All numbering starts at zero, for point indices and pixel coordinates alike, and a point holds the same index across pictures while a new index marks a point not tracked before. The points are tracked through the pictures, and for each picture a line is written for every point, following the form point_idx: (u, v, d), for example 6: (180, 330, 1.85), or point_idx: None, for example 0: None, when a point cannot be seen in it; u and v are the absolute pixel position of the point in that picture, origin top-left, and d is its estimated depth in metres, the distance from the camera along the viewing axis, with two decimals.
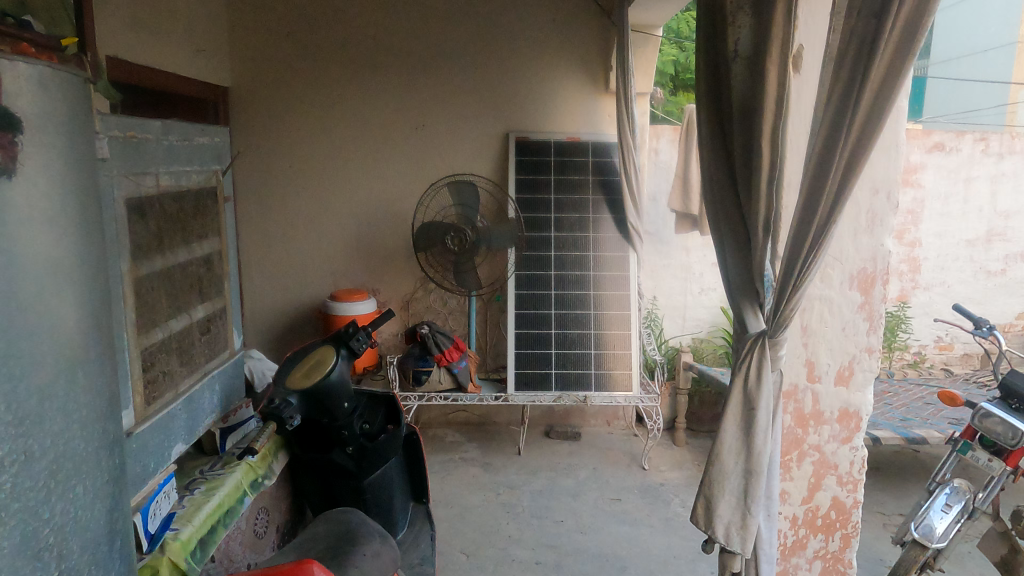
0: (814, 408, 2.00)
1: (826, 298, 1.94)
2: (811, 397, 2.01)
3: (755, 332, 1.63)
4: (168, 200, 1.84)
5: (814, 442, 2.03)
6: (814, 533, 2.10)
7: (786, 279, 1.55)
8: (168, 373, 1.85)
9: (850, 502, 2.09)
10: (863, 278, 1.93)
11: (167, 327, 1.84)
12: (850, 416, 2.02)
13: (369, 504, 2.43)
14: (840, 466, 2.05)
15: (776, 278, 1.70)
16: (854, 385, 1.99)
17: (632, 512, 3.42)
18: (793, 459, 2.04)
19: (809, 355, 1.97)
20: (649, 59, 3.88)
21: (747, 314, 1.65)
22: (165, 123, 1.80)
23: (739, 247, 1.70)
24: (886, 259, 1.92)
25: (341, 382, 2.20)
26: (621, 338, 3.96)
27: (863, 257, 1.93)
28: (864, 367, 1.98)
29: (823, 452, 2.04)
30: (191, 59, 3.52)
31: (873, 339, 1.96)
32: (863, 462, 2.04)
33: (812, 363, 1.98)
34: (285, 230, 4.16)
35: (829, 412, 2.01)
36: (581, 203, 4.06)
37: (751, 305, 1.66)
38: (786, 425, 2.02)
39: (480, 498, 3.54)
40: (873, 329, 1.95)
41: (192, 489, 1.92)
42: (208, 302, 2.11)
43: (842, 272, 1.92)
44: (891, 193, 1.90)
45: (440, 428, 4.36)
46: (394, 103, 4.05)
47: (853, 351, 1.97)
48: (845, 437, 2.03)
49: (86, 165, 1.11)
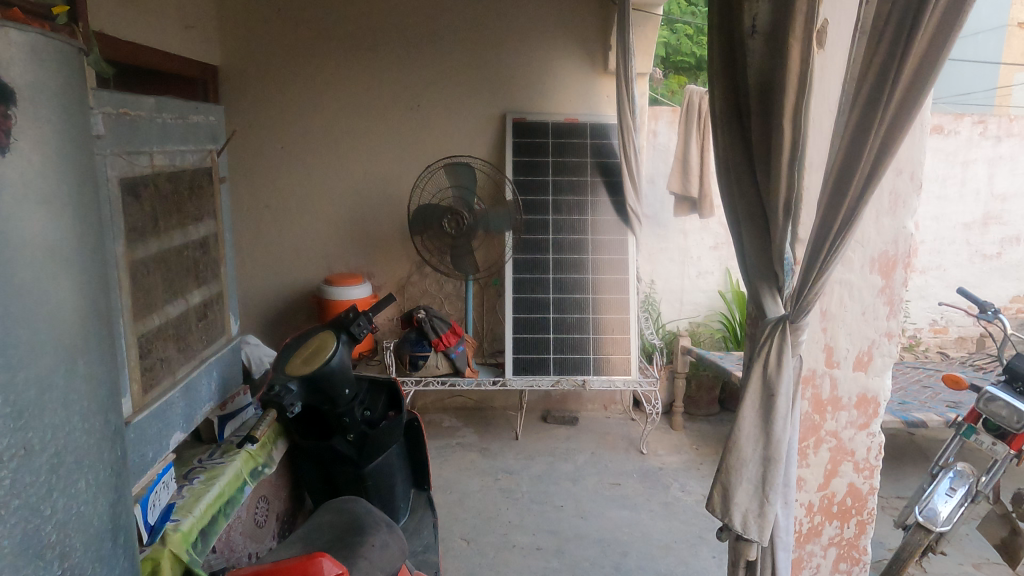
0: (832, 393, 1.98)
1: (847, 282, 1.91)
2: (829, 382, 1.98)
3: (774, 316, 1.60)
4: (163, 181, 1.78)
5: (831, 428, 2.01)
6: (829, 520, 2.09)
7: (810, 264, 1.51)
8: (166, 360, 1.80)
9: (866, 489, 2.08)
10: (884, 262, 1.90)
11: (163, 313, 1.78)
12: (868, 402, 2.00)
13: (370, 492, 2.40)
14: (857, 452, 2.03)
15: (797, 262, 1.66)
16: (872, 370, 1.97)
17: (632, 496, 3.41)
18: (810, 446, 2.02)
19: (827, 340, 1.94)
20: (649, 38, 3.81)
21: (766, 298, 1.62)
22: (158, 99, 1.72)
23: (757, 229, 1.66)
24: (907, 242, 1.89)
25: (342, 368, 2.17)
26: (619, 322, 3.93)
27: (885, 239, 1.90)
28: (882, 352, 1.96)
29: (840, 438, 2.02)
30: (178, 35, 3.42)
31: (893, 324, 1.94)
32: (881, 448, 2.03)
33: (830, 348, 1.95)
34: (279, 213, 4.08)
35: (847, 398, 1.99)
36: (579, 185, 4.00)
37: (770, 289, 1.62)
38: (804, 411, 1.99)
39: (478, 484, 3.51)
40: (892, 313, 1.93)
41: (192, 479, 1.88)
42: (204, 287, 2.04)
43: (863, 256, 1.90)
44: (913, 174, 1.87)
45: (436, 413, 4.33)
46: (391, 81, 3.96)
47: (873, 336, 1.94)
48: (863, 424, 2.01)
49: (82, 140, 1.05)
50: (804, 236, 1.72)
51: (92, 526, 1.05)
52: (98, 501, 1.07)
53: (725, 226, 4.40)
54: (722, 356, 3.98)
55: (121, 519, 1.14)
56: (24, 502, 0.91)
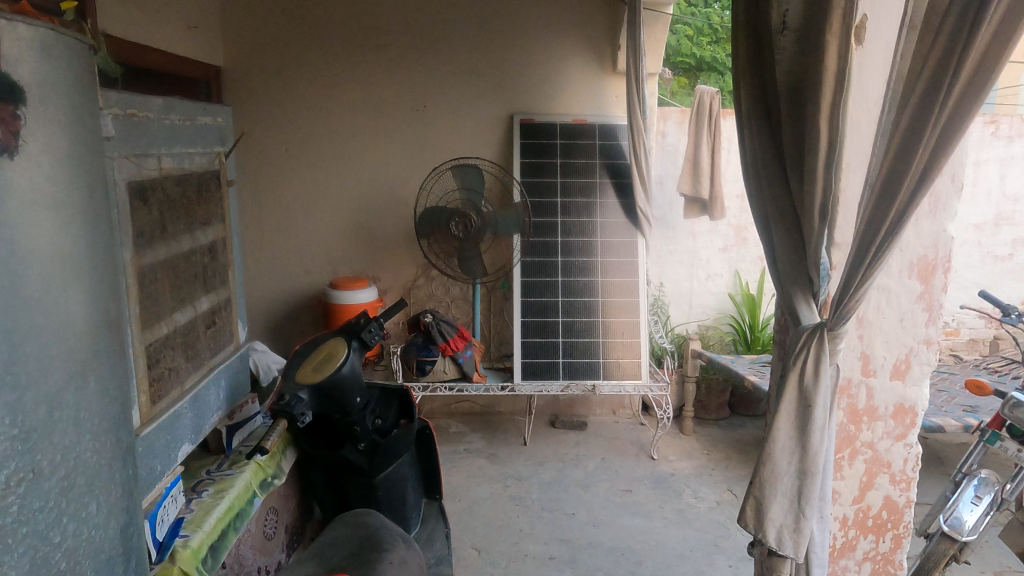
0: (869, 403, 1.93)
1: (886, 288, 1.85)
2: (865, 392, 1.93)
3: (810, 323, 1.59)
4: (171, 184, 1.72)
5: (867, 439, 1.96)
6: (864, 534, 2.03)
7: (852, 272, 1.49)
8: (174, 369, 1.74)
9: (902, 502, 2.02)
10: (923, 266, 1.85)
11: (170, 321, 1.72)
12: (905, 412, 1.94)
13: (381, 502, 2.34)
14: (894, 464, 1.98)
15: (832, 266, 1.62)
16: (910, 378, 1.92)
17: (644, 503, 3.35)
18: (846, 457, 1.97)
19: (864, 348, 1.89)
20: (659, 38, 3.77)
21: (801, 306, 1.61)
22: (165, 100, 1.66)
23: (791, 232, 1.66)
24: (948, 247, 1.84)
25: (353, 375, 2.13)
26: (628, 325, 3.87)
27: (925, 243, 1.84)
28: (921, 360, 1.91)
29: (877, 449, 1.96)
30: (180, 35, 3.38)
31: (931, 331, 1.89)
32: (918, 459, 1.98)
33: (866, 356, 1.90)
34: (283, 216, 4.02)
35: (884, 407, 1.94)
36: (588, 186, 3.95)
37: (804, 296, 1.62)
38: (840, 422, 1.94)
39: (488, 491, 3.45)
40: (931, 320, 1.88)
41: (200, 492, 1.84)
42: (213, 294, 1.98)
43: (903, 261, 1.84)
44: (955, 175, 1.81)
45: (443, 419, 4.27)
46: (396, 82, 3.91)
47: (911, 343, 1.89)
48: (899, 434, 1.95)
49: (93, 142, 0.99)
50: (840, 239, 1.71)
51: (102, 552, 0.99)
52: (109, 525, 1.01)
53: (735, 228, 4.34)
54: (734, 360, 3.92)
55: (132, 542, 1.08)
56: (32, 529, 0.85)
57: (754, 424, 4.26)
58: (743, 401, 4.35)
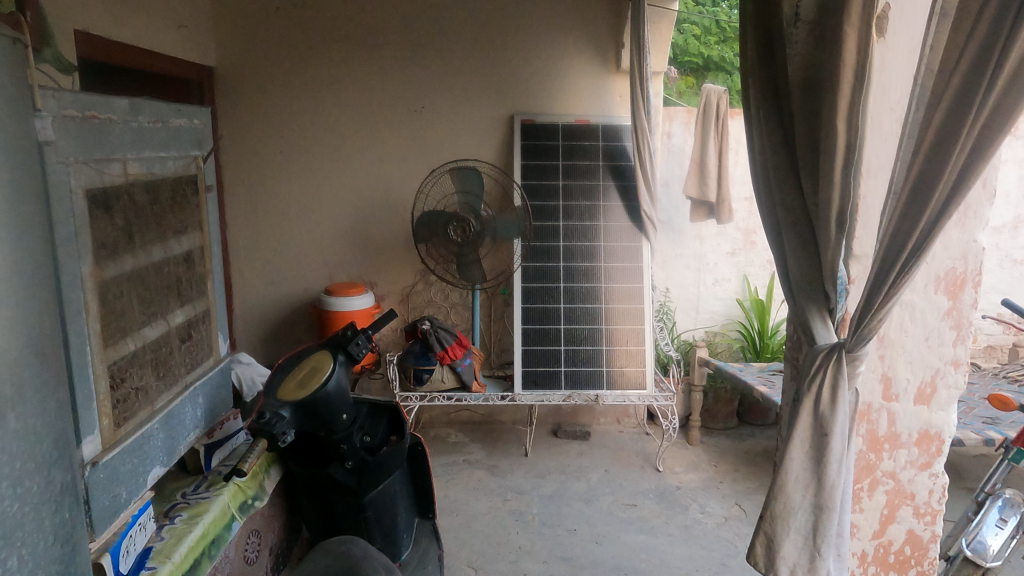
0: (890, 430, 1.86)
1: (911, 305, 1.78)
2: (887, 417, 1.86)
3: (826, 343, 1.54)
4: (139, 191, 1.61)
5: (889, 468, 1.88)
6: (885, 570, 1.96)
7: (871, 296, 1.43)
8: (143, 388, 1.63)
9: (927, 536, 1.95)
10: (951, 280, 1.78)
11: (139, 337, 1.62)
12: (930, 439, 1.88)
13: (370, 524, 2.22)
14: (918, 496, 1.91)
15: (850, 280, 1.54)
16: (935, 403, 1.86)
17: (648, 519, 3.22)
18: (865, 488, 1.89)
19: (886, 370, 1.82)
20: (663, 36, 3.64)
21: (816, 323, 1.56)
22: (132, 101, 1.55)
23: (805, 243, 1.59)
24: (978, 259, 1.76)
25: (339, 391, 2.02)
26: (632, 332, 3.74)
27: (953, 256, 1.77)
28: (948, 384, 1.85)
29: (899, 480, 1.89)
30: (171, 35, 3.29)
31: (958, 351, 1.83)
32: (944, 491, 1.91)
33: (889, 379, 1.83)
34: (276, 222, 3.92)
35: (906, 434, 1.87)
36: (591, 189, 3.82)
37: (820, 314, 1.57)
38: (860, 449, 1.87)
39: (487, 505, 3.33)
40: (959, 339, 1.82)
41: (173, 517, 1.74)
42: (188, 306, 1.87)
43: (928, 275, 1.77)
44: (987, 180, 1.73)
45: (442, 428, 4.15)
46: (392, 84, 3.80)
47: (938, 365, 1.83)
48: (924, 464, 1.89)
49: (22, 147, 0.89)
50: (858, 251, 1.67)
51: None
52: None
53: (742, 232, 4.21)
54: (742, 369, 3.79)
55: None
56: None
57: (763, 434, 4.12)
58: (751, 410, 4.22)
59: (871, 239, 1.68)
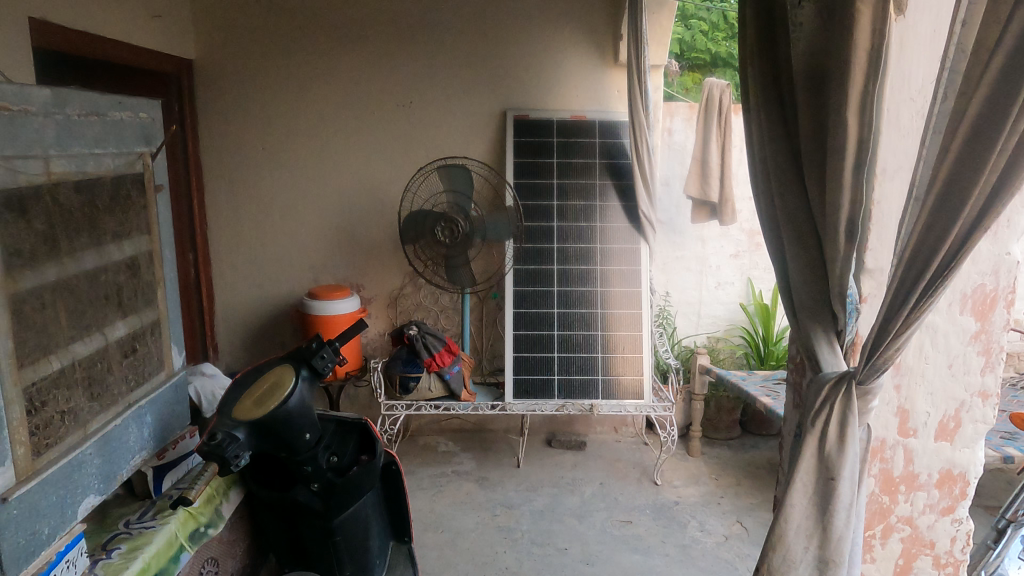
0: (906, 470, 1.75)
1: (934, 328, 1.65)
2: (903, 455, 1.75)
3: (834, 371, 1.42)
4: (66, 191, 1.47)
5: (904, 513, 1.78)
6: None
7: (886, 324, 1.30)
8: (71, 411, 1.47)
9: None
10: (979, 300, 1.65)
11: (66, 353, 1.47)
12: (953, 480, 1.76)
13: (339, 548, 2.04)
14: (938, 543, 1.80)
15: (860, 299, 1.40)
16: (960, 440, 1.73)
17: (644, 537, 3.05)
18: (877, 535, 1.80)
19: (901, 403, 1.70)
20: (664, 27, 3.45)
21: (822, 347, 1.44)
22: (56, 90, 1.39)
23: (810, 255, 1.47)
24: (1010, 277, 1.62)
25: (302, 408, 1.86)
26: (630, 339, 3.57)
27: (982, 272, 1.63)
28: (974, 417, 1.71)
29: (916, 526, 1.79)
30: (145, 26, 3.14)
31: (987, 380, 1.69)
32: (968, 538, 1.79)
33: (905, 413, 1.71)
34: (259, 222, 3.78)
35: (925, 474, 1.75)
36: (587, 188, 3.65)
37: (826, 337, 1.44)
38: (872, 492, 1.77)
39: (474, 520, 3.17)
40: (987, 367, 1.68)
41: (110, 550, 1.59)
42: (133, 317, 1.71)
43: (952, 296, 1.64)
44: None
45: (431, 436, 3.99)
46: (380, 78, 3.63)
47: (962, 397, 1.70)
48: (945, 508, 1.78)
49: None
50: (871, 265, 1.55)
51: None
52: None
53: (747, 233, 4.02)
54: (745, 378, 3.61)
55: None
56: None
57: (767, 445, 3.94)
58: (755, 420, 4.03)
59: (887, 253, 1.54)
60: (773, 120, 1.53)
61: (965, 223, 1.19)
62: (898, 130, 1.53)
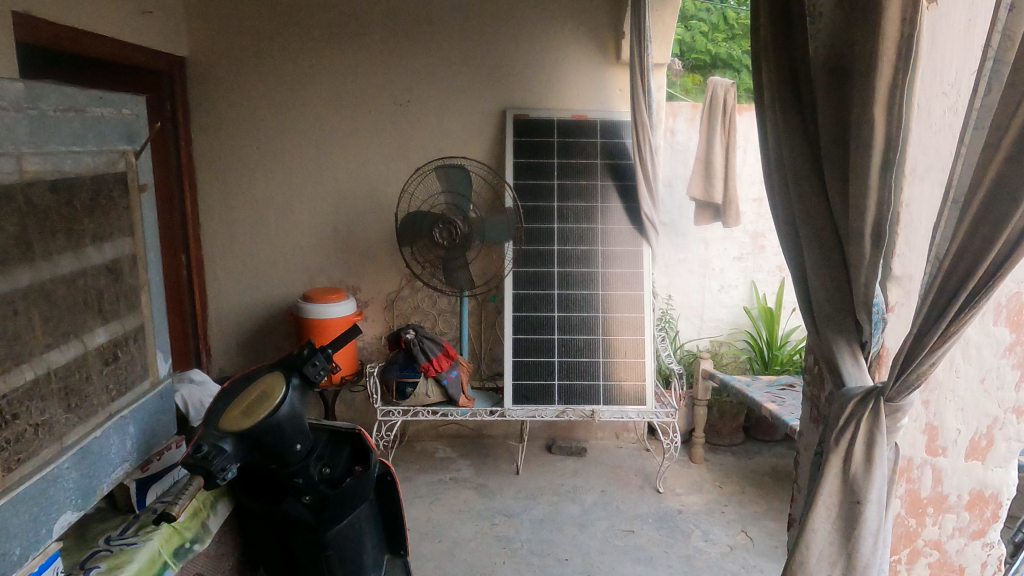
0: (935, 491, 1.67)
1: (970, 341, 1.59)
2: (931, 474, 1.66)
3: (858, 385, 1.38)
4: (41, 191, 1.40)
5: (932, 537, 1.70)
6: None
7: (920, 339, 1.25)
8: (45, 423, 1.40)
9: None
10: (1016, 312, 1.59)
11: (40, 362, 1.39)
12: (984, 501, 1.70)
13: (332, 562, 1.95)
14: (969, 567, 1.74)
15: (887, 309, 1.36)
16: (992, 459, 1.67)
17: (647, 548, 2.97)
18: (905, 560, 1.72)
19: (931, 419, 1.62)
20: (668, 24, 3.37)
21: (844, 358, 1.40)
22: (29, 84, 1.32)
23: (832, 260, 1.40)
24: None
25: (292, 417, 1.78)
26: (632, 343, 3.49)
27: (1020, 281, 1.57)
28: (1007, 436, 1.66)
29: (945, 551, 1.72)
30: (135, 22, 3.07)
31: (1020, 397, 1.65)
32: (998, 562, 1.74)
33: (934, 430, 1.63)
34: (254, 223, 3.70)
35: (955, 495, 1.68)
36: (588, 190, 3.57)
37: (848, 345, 1.40)
38: (899, 515, 1.68)
39: (473, 530, 3.09)
40: (1021, 383, 1.64)
41: (89, 569, 1.51)
42: (114, 324, 1.63)
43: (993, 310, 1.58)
44: None
45: (429, 442, 3.91)
46: (377, 76, 3.55)
47: (997, 413, 1.64)
48: (976, 530, 1.72)
49: None
50: (898, 272, 1.50)
51: None
52: None
53: (751, 235, 3.96)
54: (749, 384, 3.54)
55: None
56: None
57: (771, 451, 3.86)
58: (758, 425, 3.96)
59: (916, 257, 1.49)
60: (789, 117, 1.46)
61: (1005, 226, 1.11)
62: (925, 128, 1.45)
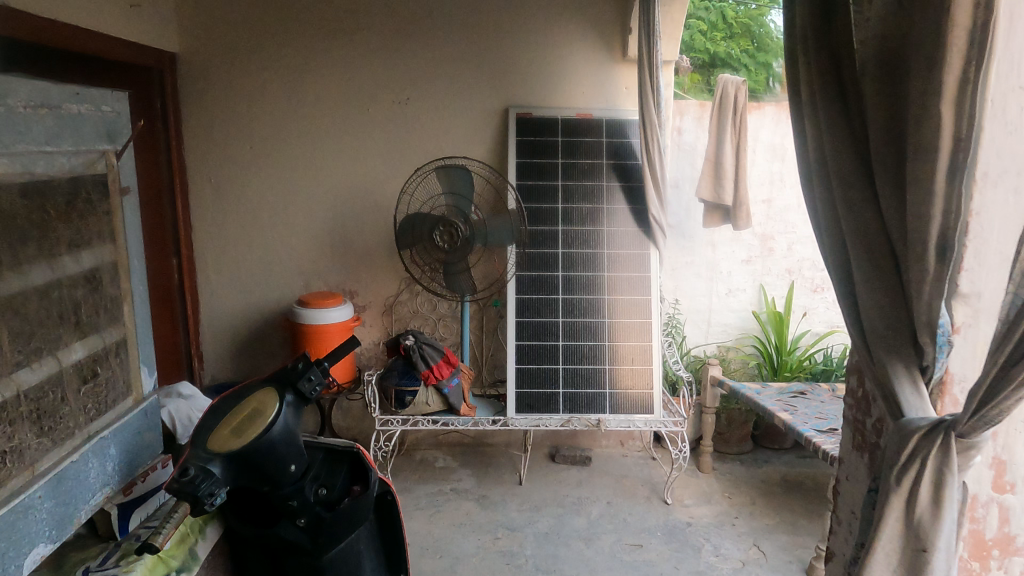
0: (1001, 531, 1.55)
1: None
2: (997, 514, 1.55)
3: (921, 417, 1.28)
4: (11, 195, 1.30)
5: None
6: None
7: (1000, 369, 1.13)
8: (15, 450, 1.29)
9: None
10: None
11: (9, 382, 1.28)
12: None
13: None
14: None
15: (955, 332, 1.26)
16: None
17: (656, 563, 2.86)
18: None
19: (998, 453, 1.52)
20: (676, 19, 3.26)
21: (904, 386, 1.31)
22: None
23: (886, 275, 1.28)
24: None
25: (287, 435, 1.66)
26: (639, 350, 3.38)
27: None
28: None
29: None
30: (122, 16, 2.95)
31: None
32: None
33: (1001, 466, 1.53)
34: (248, 225, 3.58)
35: (1022, 537, 1.57)
36: (593, 191, 3.46)
37: (908, 371, 1.31)
38: (962, 558, 1.57)
39: (475, 545, 2.97)
40: None
41: None
42: (94, 338, 1.51)
43: None
44: None
45: (429, 451, 3.80)
46: (375, 73, 3.43)
47: None
48: None
49: None
50: (966, 288, 1.35)
51: None
52: None
53: (760, 237, 3.86)
54: (759, 392, 3.43)
55: None
56: None
57: (781, 460, 3.75)
58: (767, 433, 3.85)
59: (987, 274, 1.35)
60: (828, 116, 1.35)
61: None
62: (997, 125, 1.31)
